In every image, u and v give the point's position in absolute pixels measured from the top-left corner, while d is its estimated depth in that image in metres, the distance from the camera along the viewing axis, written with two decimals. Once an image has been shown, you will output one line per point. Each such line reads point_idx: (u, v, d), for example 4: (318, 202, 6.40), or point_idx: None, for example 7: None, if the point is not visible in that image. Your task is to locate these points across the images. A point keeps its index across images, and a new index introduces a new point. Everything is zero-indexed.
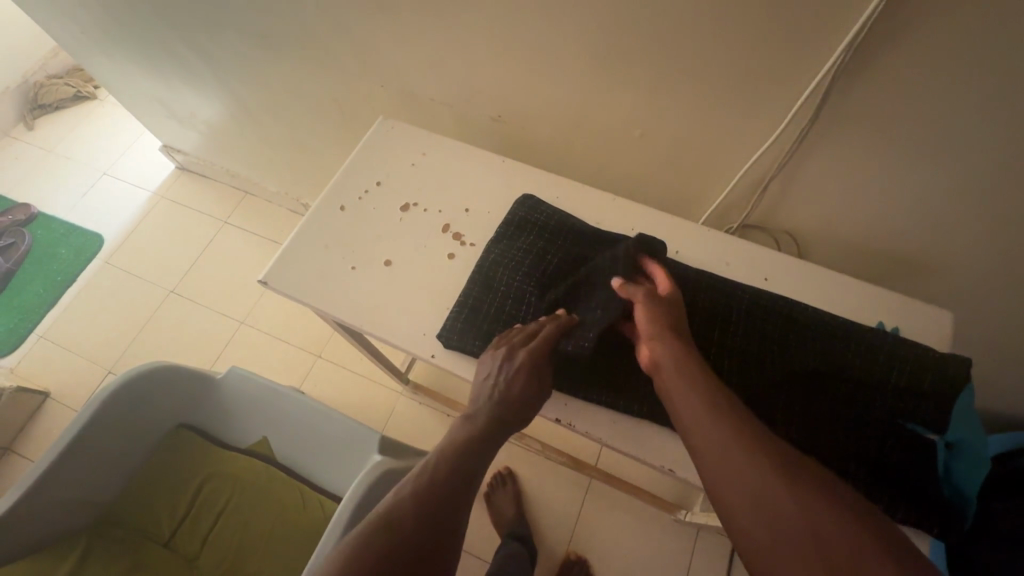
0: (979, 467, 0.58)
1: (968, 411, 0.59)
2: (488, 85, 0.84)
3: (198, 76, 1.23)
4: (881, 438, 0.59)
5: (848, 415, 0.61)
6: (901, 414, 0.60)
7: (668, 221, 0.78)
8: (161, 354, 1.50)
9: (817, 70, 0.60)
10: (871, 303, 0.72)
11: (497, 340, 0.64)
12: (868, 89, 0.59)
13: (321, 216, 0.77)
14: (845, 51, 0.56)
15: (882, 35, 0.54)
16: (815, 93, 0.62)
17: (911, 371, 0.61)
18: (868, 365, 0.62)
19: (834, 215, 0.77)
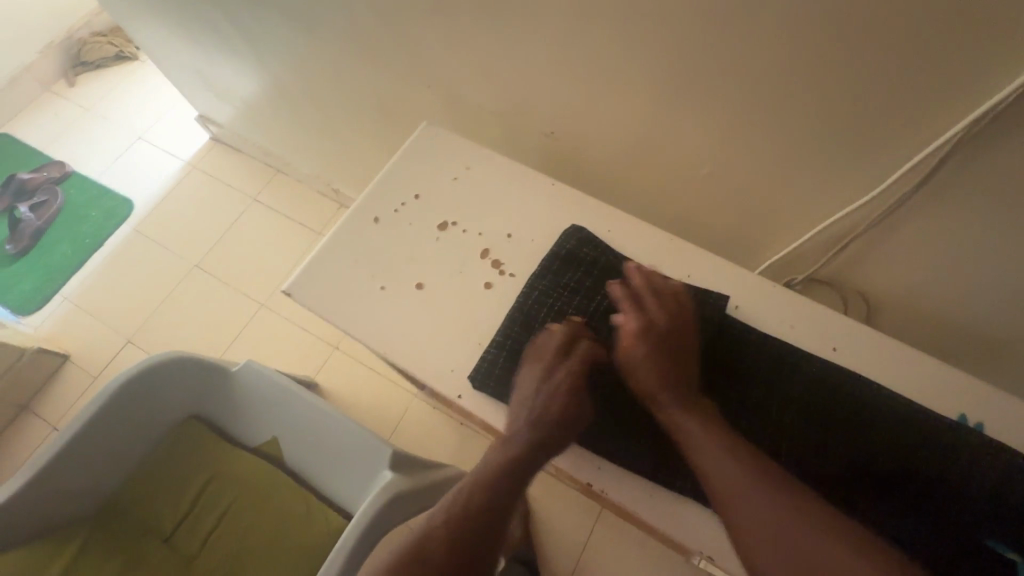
0: None
1: None
2: (538, 95, 0.75)
3: (236, 50, 1.19)
4: (953, 553, 0.49)
5: (918, 525, 0.50)
6: (977, 526, 0.49)
7: (730, 268, 0.68)
8: (182, 327, 1.50)
9: (946, 125, 0.51)
10: (964, 392, 0.60)
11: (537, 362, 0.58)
12: (1008, 156, 0.49)
13: (351, 228, 0.71)
14: (992, 107, 0.47)
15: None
16: (937, 152, 0.52)
17: (993, 476, 0.51)
18: (946, 467, 0.52)
19: (921, 284, 0.66)
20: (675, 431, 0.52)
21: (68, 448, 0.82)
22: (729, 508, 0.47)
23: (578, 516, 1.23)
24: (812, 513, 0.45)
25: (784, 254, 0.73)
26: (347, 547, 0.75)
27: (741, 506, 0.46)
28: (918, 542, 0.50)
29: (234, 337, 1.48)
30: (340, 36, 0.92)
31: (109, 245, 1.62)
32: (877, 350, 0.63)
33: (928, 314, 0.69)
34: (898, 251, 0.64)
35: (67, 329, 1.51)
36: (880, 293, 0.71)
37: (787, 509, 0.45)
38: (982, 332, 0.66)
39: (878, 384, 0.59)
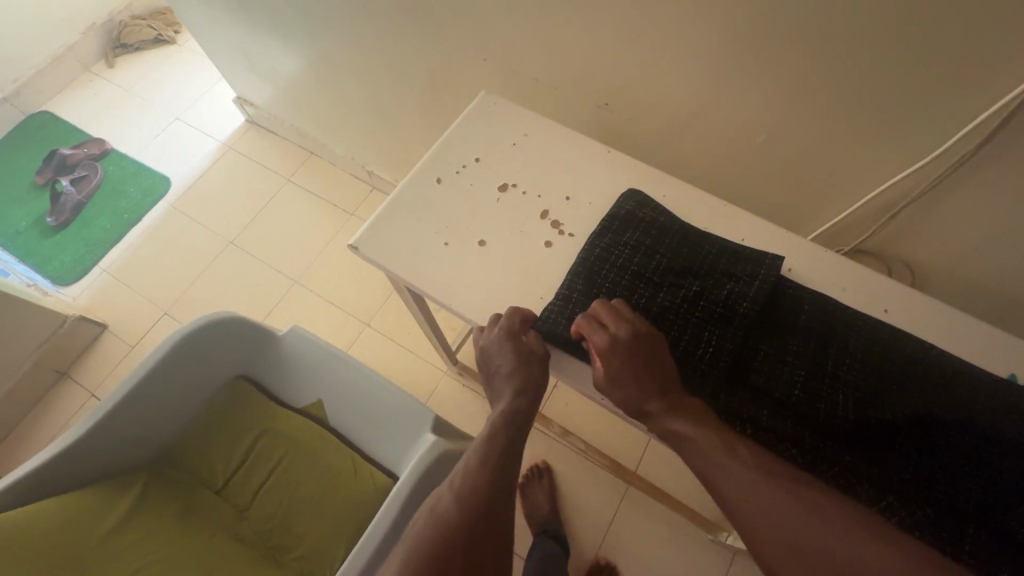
0: None
1: None
2: (596, 67, 0.78)
3: (286, 30, 1.23)
4: (1008, 501, 0.50)
5: (974, 472, 0.52)
6: None
7: (782, 235, 0.70)
8: (217, 301, 1.54)
9: (1005, 90, 0.53)
10: (1011, 355, 0.62)
11: (505, 343, 0.62)
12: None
13: (416, 187, 0.74)
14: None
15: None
16: (996, 116, 0.54)
17: None
18: (1003, 419, 0.54)
19: (968, 253, 0.68)
20: (670, 434, 0.55)
21: (132, 395, 0.85)
22: (734, 501, 0.49)
23: (605, 493, 1.25)
24: (811, 499, 0.48)
25: (833, 224, 0.76)
26: (407, 486, 0.77)
27: (745, 499, 0.49)
28: (972, 487, 0.51)
29: (268, 312, 1.52)
30: (396, 11, 0.95)
31: (147, 220, 1.66)
32: (927, 313, 0.65)
33: (973, 282, 0.71)
34: (948, 219, 0.66)
35: (106, 299, 1.55)
36: (925, 262, 0.73)
37: (787, 496, 0.48)
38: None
39: (930, 345, 0.61)
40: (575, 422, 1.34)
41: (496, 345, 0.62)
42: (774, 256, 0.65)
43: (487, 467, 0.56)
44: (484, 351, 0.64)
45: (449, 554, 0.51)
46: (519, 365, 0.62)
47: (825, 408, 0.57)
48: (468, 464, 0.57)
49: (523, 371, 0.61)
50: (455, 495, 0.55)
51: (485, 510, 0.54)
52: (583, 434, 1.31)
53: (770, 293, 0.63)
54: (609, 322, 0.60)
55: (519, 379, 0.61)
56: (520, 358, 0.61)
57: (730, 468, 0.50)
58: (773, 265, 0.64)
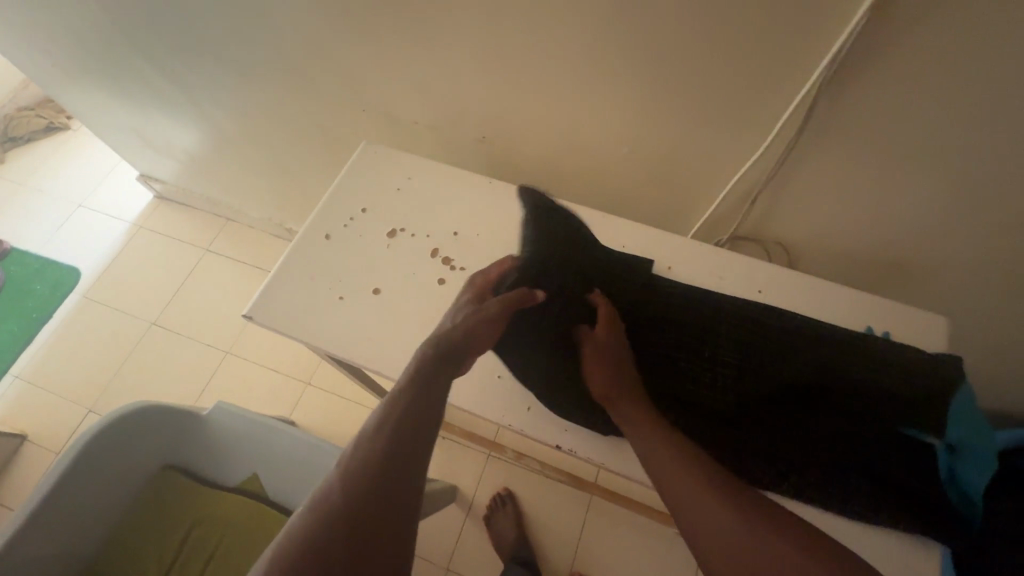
0: (986, 466, 0.57)
1: (967, 411, 0.59)
2: (466, 104, 0.81)
3: (173, 104, 1.21)
4: (883, 446, 0.58)
5: (852, 426, 0.59)
6: (901, 420, 0.59)
7: (659, 237, 0.74)
8: (145, 387, 1.47)
9: (805, 76, 0.58)
10: (873, 312, 0.67)
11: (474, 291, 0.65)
12: (861, 95, 0.57)
13: (305, 246, 0.74)
14: (836, 56, 0.54)
15: (872, 39, 0.52)
16: (806, 99, 0.60)
17: (902, 373, 0.60)
18: (867, 371, 0.61)
19: (826, 224, 0.74)
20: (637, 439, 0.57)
21: (33, 520, 0.78)
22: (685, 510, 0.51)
23: (569, 508, 1.26)
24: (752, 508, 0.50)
25: (707, 217, 0.80)
26: None
27: (697, 509, 0.50)
28: (853, 442, 0.59)
29: (202, 389, 1.46)
30: (272, 74, 0.96)
31: (58, 317, 1.58)
32: (795, 287, 0.70)
33: (838, 250, 0.77)
34: (798, 199, 0.72)
35: (22, 407, 1.45)
36: (794, 240, 0.79)
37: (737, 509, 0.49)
38: (886, 259, 0.75)
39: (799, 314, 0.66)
40: (530, 443, 1.34)
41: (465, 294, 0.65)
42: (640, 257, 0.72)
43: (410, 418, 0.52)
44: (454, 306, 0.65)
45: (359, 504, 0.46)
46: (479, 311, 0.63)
47: (716, 392, 0.62)
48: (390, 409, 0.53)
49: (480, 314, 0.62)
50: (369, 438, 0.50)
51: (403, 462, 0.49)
52: (540, 454, 1.32)
53: (651, 294, 0.69)
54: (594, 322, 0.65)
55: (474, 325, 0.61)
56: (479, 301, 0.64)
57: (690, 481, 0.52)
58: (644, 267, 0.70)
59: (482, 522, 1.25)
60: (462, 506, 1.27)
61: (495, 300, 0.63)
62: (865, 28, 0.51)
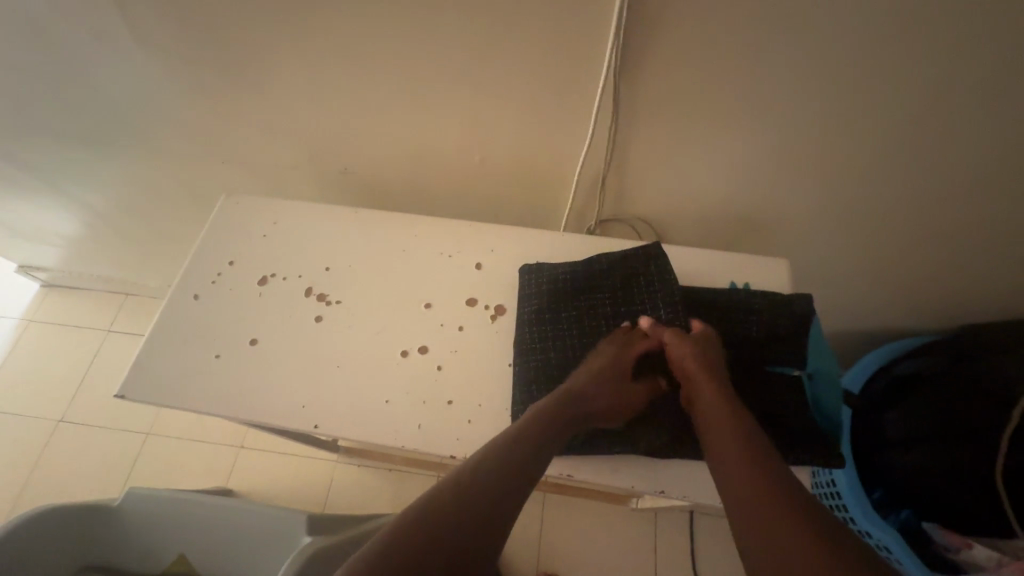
0: (836, 390, 0.67)
1: (820, 344, 0.68)
2: (317, 139, 0.82)
3: (27, 191, 1.14)
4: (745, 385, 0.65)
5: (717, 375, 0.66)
6: (768, 360, 0.67)
7: (524, 235, 0.78)
8: (62, 491, 1.36)
9: (599, 64, 0.62)
10: (720, 267, 0.76)
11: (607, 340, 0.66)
12: (653, 71, 0.62)
13: (171, 312, 0.72)
14: (616, 42, 0.58)
15: (640, 24, 0.57)
16: (609, 84, 0.64)
17: (766, 320, 0.67)
18: (731, 325, 0.68)
19: (674, 189, 0.79)
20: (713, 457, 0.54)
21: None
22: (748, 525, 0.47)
23: (525, 510, 1.27)
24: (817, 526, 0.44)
25: (571, 208, 0.83)
26: None
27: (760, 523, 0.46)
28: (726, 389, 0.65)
29: (127, 478, 1.37)
30: (121, 141, 0.93)
31: None
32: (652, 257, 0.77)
33: (691, 214, 0.83)
34: (641, 176, 0.77)
35: None
36: (652, 214, 0.84)
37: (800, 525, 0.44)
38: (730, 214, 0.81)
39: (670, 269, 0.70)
40: None
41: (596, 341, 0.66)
42: (526, 266, 0.73)
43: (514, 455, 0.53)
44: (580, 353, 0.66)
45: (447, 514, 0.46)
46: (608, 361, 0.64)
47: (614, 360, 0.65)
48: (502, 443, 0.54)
49: (608, 364, 0.63)
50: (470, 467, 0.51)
51: (496, 489, 0.50)
52: None
53: (556, 291, 0.69)
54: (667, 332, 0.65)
55: (600, 371, 0.63)
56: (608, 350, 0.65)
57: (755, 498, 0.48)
58: (537, 273, 0.71)
59: None
60: None
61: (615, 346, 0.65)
62: (630, 11, 0.56)
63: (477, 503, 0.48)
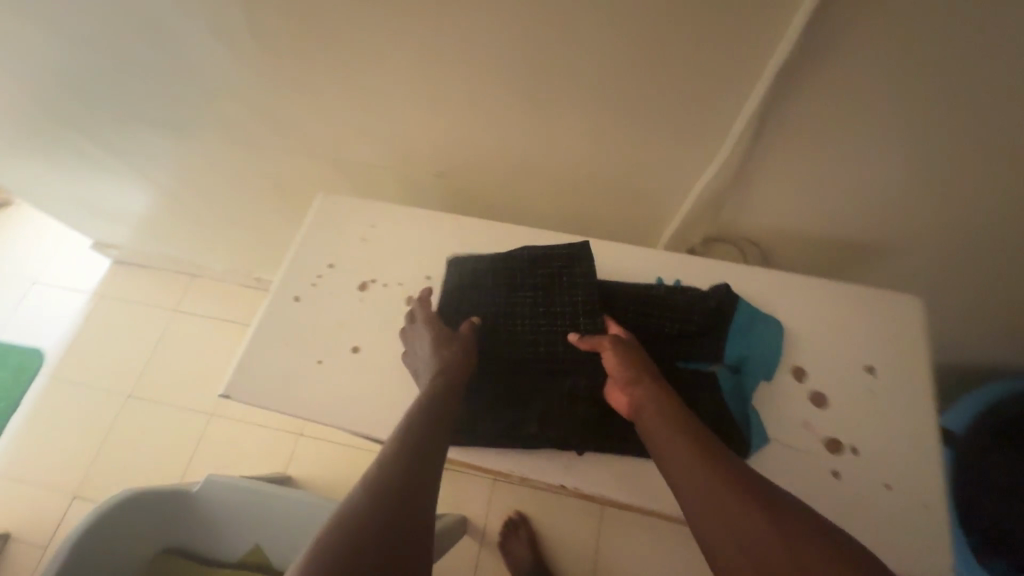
0: (763, 378, 0.63)
1: (741, 332, 0.65)
2: (418, 142, 0.79)
3: (114, 173, 1.16)
4: (889, 440, 0.59)
5: (857, 427, 0.60)
6: (678, 356, 0.64)
7: (633, 254, 0.73)
8: (130, 463, 1.41)
9: (752, 88, 0.57)
10: (859, 300, 0.68)
11: (435, 327, 0.65)
12: (813, 97, 0.56)
13: (274, 311, 0.72)
14: (781, 67, 0.53)
15: (815, 47, 0.51)
16: (757, 110, 0.58)
17: (678, 316, 0.64)
18: (647, 321, 0.65)
19: (799, 215, 0.73)
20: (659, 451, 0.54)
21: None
22: (704, 521, 0.47)
23: (582, 521, 1.24)
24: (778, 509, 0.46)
25: (677, 226, 0.79)
26: None
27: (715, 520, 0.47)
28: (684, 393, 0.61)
29: (191, 455, 1.41)
30: (214, 131, 0.92)
31: (27, 403, 1.50)
32: (777, 288, 0.69)
33: (809, 242, 0.77)
34: (764, 201, 0.71)
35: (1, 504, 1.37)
36: (765, 237, 0.78)
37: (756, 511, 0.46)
38: (854, 245, 0.75)
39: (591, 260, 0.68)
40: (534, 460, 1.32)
41: (427, 324, 0.65)
42: (451, 260, 0.73)
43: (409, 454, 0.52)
44: (420, 341, 0.65)
45: (375, 523, 0.46)
46: (444, 341, 0.63)
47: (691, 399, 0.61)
48: (394, 446, 0.53)
49: (448, 346, 0.63)
50: (379, 473, 0.50)
51: (407, 489, 0.49)
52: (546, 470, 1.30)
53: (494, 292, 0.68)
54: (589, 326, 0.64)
55: (440, 357, 0.62)
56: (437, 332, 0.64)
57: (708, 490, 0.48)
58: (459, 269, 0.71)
59: (497, 548, 1.23)
60: (475, 537, 1.24)
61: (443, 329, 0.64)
62: (801, 41, 0.51)
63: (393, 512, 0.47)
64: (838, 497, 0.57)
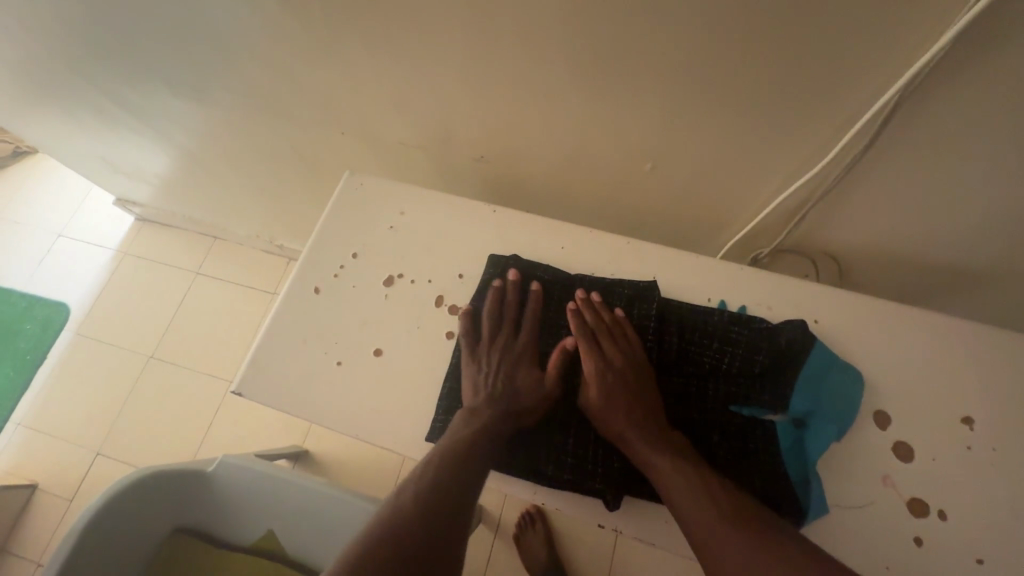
0: (833, 436, 0.54)
1: (817, 379, 0.55)
2: (458, 122, 0.71)
3: (133, 132, 1.10)
4: (989, 507, 0.51)
5: (952, 488, 0.52)
6: (734, 398, 0.55)
7: (695, 263, 0.63)
8: (151, 424, 1.42)
9: (881, 84, 0.48)
10: (969, 336, 0.57)
11: (492, 331, 0.61)
12: (954, 100, 0.47)
13: (293, 303, 0.67)
14: (930, 61, 0.44)
15: (977, 25, 0.42)
16: (883, 111, 0.49)
17: (742, 352, 0.56)
18: (701, 353, 0.57)
19: (896, 232, 0.62)
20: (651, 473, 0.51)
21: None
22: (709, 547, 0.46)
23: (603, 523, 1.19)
24: (779, 537, 0.45)
25: (745, 234, 0.69)
26: None
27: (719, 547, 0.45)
28: (745, 443, 0.53)
29: (210, 422, 1.40)
30: (237, 94, 0.84)
31: (52, 357, 1.51)
32: (863, 317, 0.59)
33: (900, 262, 0.66)
34: (854, 211, 0.61)
35: (28, 454, 1.40)
36: (846, 252, 0.68)
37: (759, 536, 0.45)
38: (955, 269, 0.64)
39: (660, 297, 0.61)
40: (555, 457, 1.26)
41: (488, 324, 0.61)
42: (491, 259, 0.65)
43: (453, 467, 0.51)
44: (478, 344, 0.61)
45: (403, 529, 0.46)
46: (511, 354, 0.60)
47: (753, 444, 0.53)
48: (439, 459, 0.51)
49: (516, 360, 0.59)
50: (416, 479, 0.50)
51: (441, 501, 0.48)
52: None
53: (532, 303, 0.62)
54: (606, 343, 0.57)
55: (506, 371, 0.58)
56: (505, 338, 0.60)
57: (707, 512, 0.47)
58: (504, 273, 0.64)
59: (512, 542, 1.19)
60: (489, 526, 1.22)
61: (502, 337, 0.61)
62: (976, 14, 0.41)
63: (422, 522, 0.46)
64: (913, 567, 0.50)
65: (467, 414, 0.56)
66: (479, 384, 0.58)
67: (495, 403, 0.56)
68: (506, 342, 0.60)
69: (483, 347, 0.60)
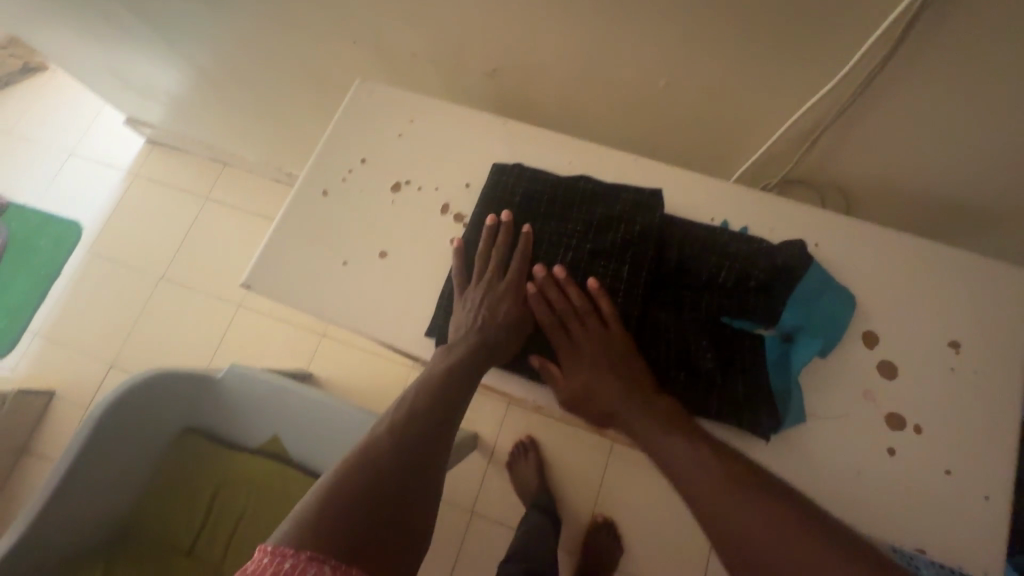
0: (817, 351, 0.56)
1: (809, 296, 0.56)
2: (469, 33, 0.69)
3: (141, 44, 1.08)
4: (965, 424, 0.53)
5: (931, 406, 0.54)
6: (726, 311, 0.56)
7: (701, 184, 0.63)
8: (162, 342, 1.46)
9: None
10: (968, 267, 0.57)
11: (478, 269, 0.60)
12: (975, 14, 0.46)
13: (301, 205, 0.68)
14: None
15: None
16: (903, 20, 0.48)
17: (740, 266, 0.56)
18: (699, 266, 0.57)
19: (907, 162, 0.61)
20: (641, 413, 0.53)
21: (58, 494, 0.79)
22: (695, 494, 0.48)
23: (593, 455, 1.23)
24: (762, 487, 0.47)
25: (754, 160, 0.69)
26: None
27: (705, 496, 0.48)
28: (731, 353, 0.55)
29: (219, 343, 1.45)
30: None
31: (67, 273, 1.55)
32: (864, 244, 0.59)
33: (908, 195, 0.66)
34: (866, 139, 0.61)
35: (46, 364, 1.46)
36: (855, 184, 0.68)
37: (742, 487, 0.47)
38: (961, 203, 0.64)
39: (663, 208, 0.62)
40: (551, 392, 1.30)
41: (474, 263, 0.61)
42: (496, 166, 0.65)
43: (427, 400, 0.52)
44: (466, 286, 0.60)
45: (376, 474, 0.46)
46: (495, 295, 0.59)
47: (740, 353, 0.55)
48: (412, 396, 0.53)
49: (499, 302, 0.58)
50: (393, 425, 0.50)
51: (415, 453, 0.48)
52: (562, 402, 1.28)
53: (532, 205, 0.62)
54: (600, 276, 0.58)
55: (486, 312, 0.58)
56: (488, 278, 0.59)
57: (694, 458, 0.49)
58: (509, 177, 0.63)
59: (505, 467, 1.25)
60: (484, 453, 1.27)
61: (489, 278, 0.59)
62: None
63: (396, 476, 0.46)
64: (885, 475, 0.52)
65: (443, 351, 0.56)
66: (461, 321, 0.58)
67: (472, 342, 0.56)
68: (492, 281, 0.59)
69: (468, 288, 0.60)
